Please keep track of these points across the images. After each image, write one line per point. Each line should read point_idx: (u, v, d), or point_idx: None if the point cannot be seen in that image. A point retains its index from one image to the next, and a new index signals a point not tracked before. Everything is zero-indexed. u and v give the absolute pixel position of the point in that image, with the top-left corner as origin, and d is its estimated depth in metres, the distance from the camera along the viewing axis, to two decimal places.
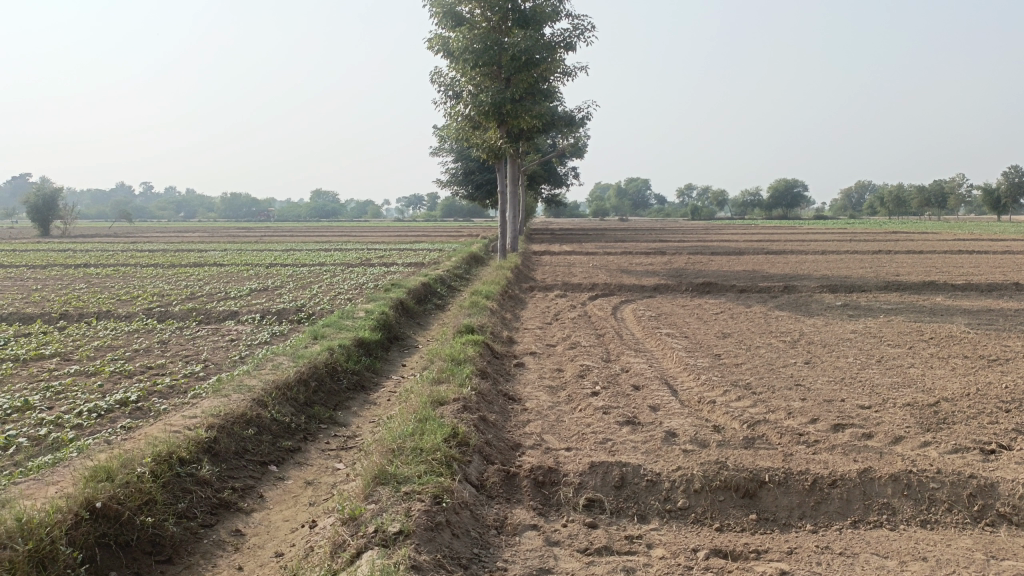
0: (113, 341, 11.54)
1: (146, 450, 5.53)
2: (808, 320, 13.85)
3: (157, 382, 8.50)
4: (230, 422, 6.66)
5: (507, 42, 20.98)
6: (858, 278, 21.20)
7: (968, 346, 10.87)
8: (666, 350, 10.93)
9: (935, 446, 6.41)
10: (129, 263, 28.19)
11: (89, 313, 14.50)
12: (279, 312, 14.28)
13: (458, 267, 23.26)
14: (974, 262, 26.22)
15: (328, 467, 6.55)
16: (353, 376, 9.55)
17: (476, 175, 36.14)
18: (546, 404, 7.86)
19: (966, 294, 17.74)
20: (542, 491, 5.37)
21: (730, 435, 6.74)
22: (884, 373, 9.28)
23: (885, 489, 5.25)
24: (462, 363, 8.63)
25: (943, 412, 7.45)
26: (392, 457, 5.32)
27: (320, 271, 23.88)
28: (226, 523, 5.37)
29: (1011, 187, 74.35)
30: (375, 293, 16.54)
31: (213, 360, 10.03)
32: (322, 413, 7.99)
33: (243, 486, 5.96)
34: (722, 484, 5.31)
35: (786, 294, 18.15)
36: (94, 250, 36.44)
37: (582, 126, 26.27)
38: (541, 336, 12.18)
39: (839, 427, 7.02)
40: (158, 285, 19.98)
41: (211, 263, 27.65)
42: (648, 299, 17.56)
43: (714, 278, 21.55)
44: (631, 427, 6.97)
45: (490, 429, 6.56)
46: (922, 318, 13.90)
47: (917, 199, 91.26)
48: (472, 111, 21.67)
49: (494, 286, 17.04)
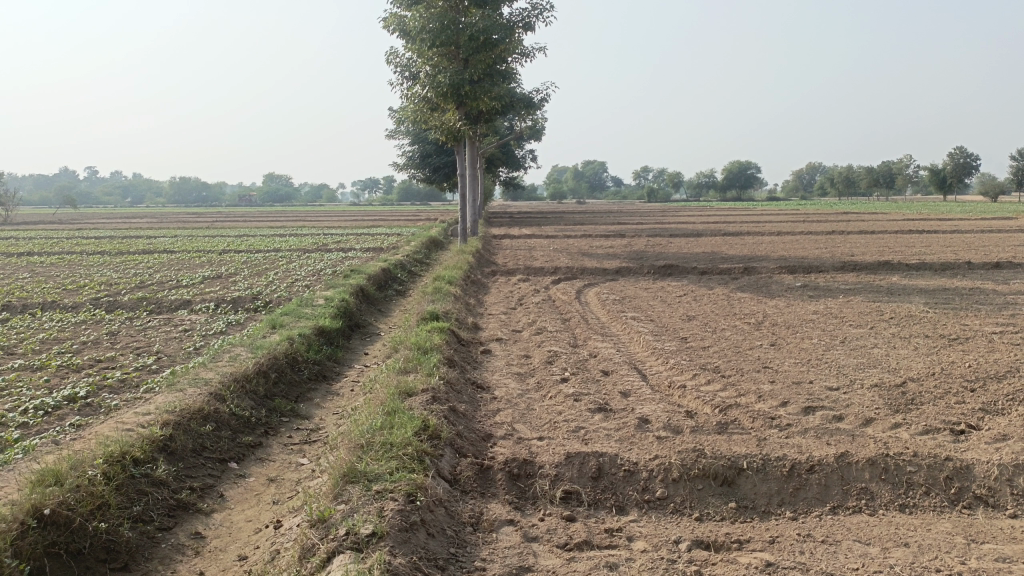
0: (59, 333, 11.01)
1: (98, 451, 5.20)
2: (770, 302, 13.92)
3: (107, 376, 8.10)
4: (187, 418, 6.34)
5: (465, 22, 20.59)
6: (815, 259, 21.46)
7: (928, 326, 11.01)
8: (632, 334, 10.84)
9: (906, 427, 6.43)
10: (74, 250, 27.14)
11: (32, 304, 13.86)
12: (235, 301, 13.83)
13: (417, 252, 22.93)
14: (926, 242, 26.75)
15: (291, 463, 6.29)
16: (314, 365, 9.26)
17: (434, 159, 35.64)
18: (516, 392, 7.70)
19: (921, 273, 18.04)
20: (517, 484, 5.21)
21: (703, 421, 6.66)
22: (849, 354, 9.32)
23: (863, 474, 5.22)
24: (428, 352, 8.40)
25: (910, 393, 7.48)
26: (361, 453, 5.08)
27: (275, 258, 23.29)
28: (186, 526, 5.08)
29: (956, 168, 76.31)
30: (333, 279, 16.14)
31: (166, 352, 9.61)
32: (283, 405, 7.70)
33: (202, 485, 5.67)
34: (701, 472, 5.21)
35: (746, 276, 18.27)
36: (37, 238, 35.14)
37: (539, 109, 26.03)
38: (506, 321, 12.02)
39: (810, 409, 7.00)
40: (106, 273, 19.25)
41: (161, 250, 26.78)
42: (611, 281, 17.51)
43: (675, 260, 21.61)
44: (604, 414, 6.86)
45: (460, 420, 6.37)
46: (880, 298, 14.09)
47: (866, 181, 93.24)
48: (430, 93, 21.24)
49: (455, 271, 16.79)
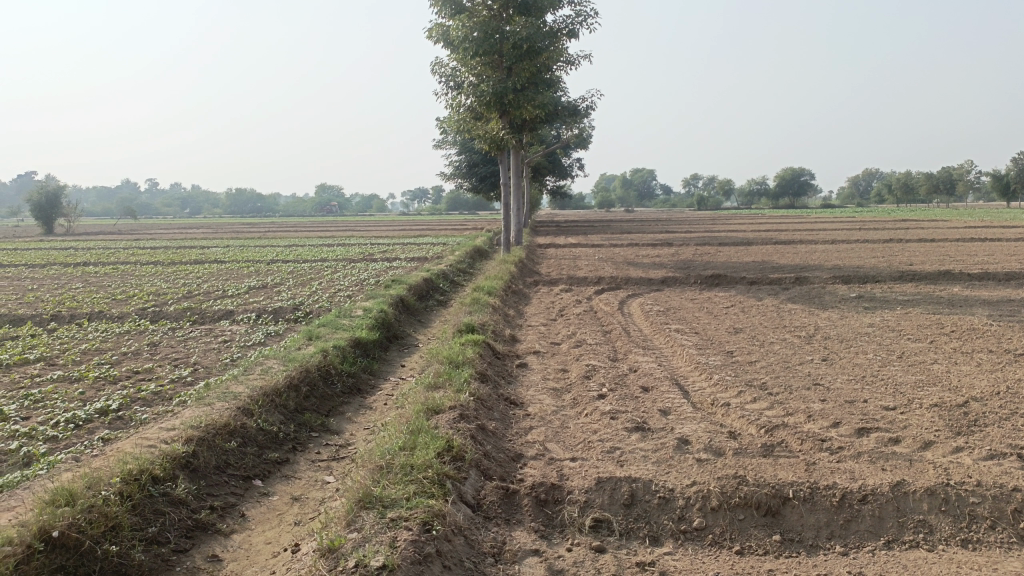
0: (102, 343, 11.12)
1: (116, 469, 5.10)
2: (822, 314, 13.35)
3: (142, 389, 8.09)
4: (212, 433, 6.23)
5: (508, 31, 20.41)
6: (871, 268, 20.67)
7: (993, 340, 10.37)
8: (675, 347, 10.44)
9: (968, 452, 5.96)
10: (129, 261, 27.81)
11: (81, 314, 14.12)
12: (276, 311, 13.85)
13: (461, 261, 22.86)
14: (988, 250, 25.65)
15: (316, 481, 6.12)
16: (348, 378, 9.12)
17: (479, 168, 35.60)
18: (550, 408, 7.41)
19: (984, 284, 17.16)
20: (545, 510, 4.92)
21: (748, 442, 6.28)
22: (907, 370, 8.78)
23: (921, 505, 4.79)
24: (461, 366, 8.17)
25: (973, 414, 6.96)
26: (380, 476, 4.87)
27: (321, 268, 23.45)
28: (203, 548, 4.94)
29: (1020, 173, 73.37)
30: (375, 290, 16.08)
31: (203, 363, 9.60)
32: (313, 420, 7.57)
33: (223, 504, 5.54)
34: (743, 501, 4.84)
35: (798, 286, 17.65)
36: (95, 248, 36.16)
37: (585, 116, 25.74)
38: (545, 333, 11.73)
39: (863, 431, 6.55)
40: (156, 284, 19.60)
41: (212, 260, 27.21)
42: (656, 292, 17.08)
43: (723, 270, 21.04)
44: (641, 434, 6.52)
45: (489, 439, 6.11)
46: (940, 309, 13.41)
47: (925, 187, 90.35)
48: (473, 102, 21.15)
49: (497, 281, 16.58)
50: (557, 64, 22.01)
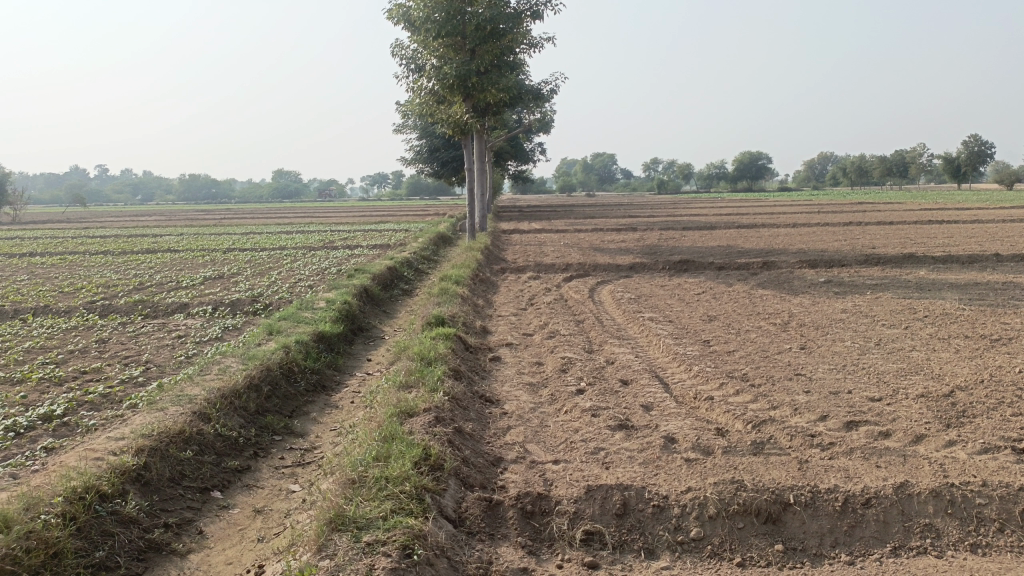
0: (47, 341, 10.44)
1: (59, 487, 4.63)
2: (794, 299, 13.22)
3: (89, 390, 7.53)
4: (165, 442, 5.74)
5: (471, 12, 19.86)
6: (835, 252, 20.72)
7: (967, 326, 10.29)
8: (651, 337, 10.15)
9: (961, 446, 5.78)
10: (78, 250, 26.70)
11: (25, 308, 13.34)
12: (234, 303, 13.25)
13: (425, 249, 22.39)
14: (947, 232, 25.99)
15: (281, 491, 5.69)
16: (312, 376, 8.66)
17: (441, 153, 35.01)
18: (528, 405, 7.06)
19: (948, 267, 17.25)
20: (531, 523, 4.58)
21: (736, 440, 6.02)
22: (887, 358, 8.62)
23: (926, 508, 4.55)
24: (433, 363, 7.77)
25: (961, 405, 6.79)
26: (352, 492, 4.48)
27: (280, 256, 22.78)
28: (158, 572, 4.50)
29: (970, 156, 74.98)
30: (337, 279, 15.56)
31: (156, 361, 9.03)
32: (276, 423, 7.12)
33: (180, 520, 5.09)
34: (742, 509, 4.56)
35: (765, 271, 17.57)
36: (43, 237, 34.92)
37: (549, 100, 25.34)
38: (517, 324, 11.37)
39: (852, 425, 6.33)
40: (106, 274, 18.75)
41: (166, 249, 26.30)
42: (625, 278, 16.85)
43: (690, 255, 20.92)
44: (626, 433, 6.20)
45: (466, 443, 5.75)
46: (910, 294, 13.38)
47: (879, 170, 92.04)
48: (436, 86, 20.61)
49: (463, 269, 16.13)
50: (521, 46, 21.57)
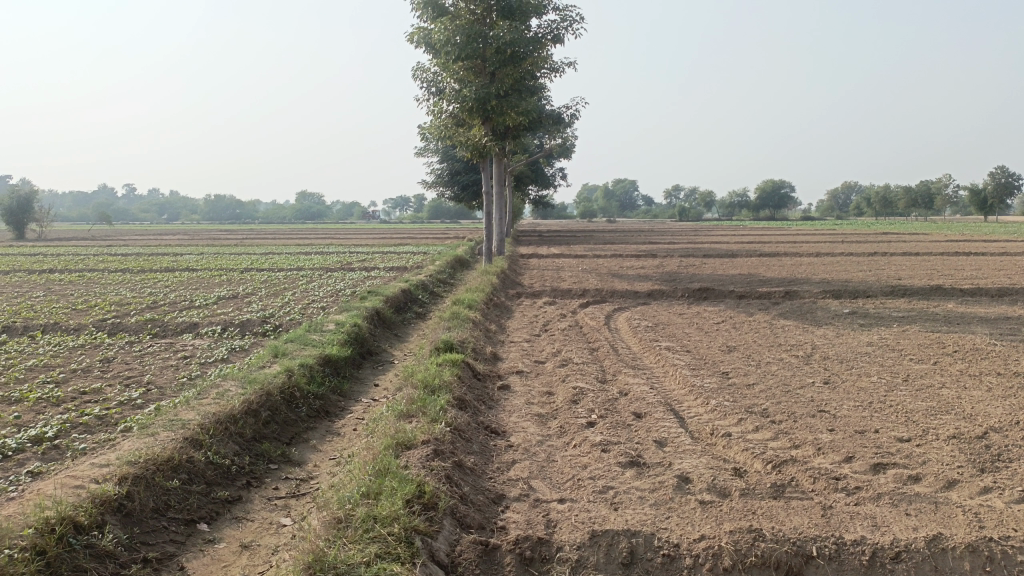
0: (51, 359, 10.28)
1: (32, 518, 4.38)
2: (817, 331, 12.78)
3: (84, 412, 7.31)
4: (152, 470, 5.48)
5: (491, 35, 19.76)
6: (860, 282, 20.23)
7: (1000, 362, 9.82)
8: (668, 368, 9.78)
9: (998, 494, 5.36)
10: (97, 268, 26.81)
11: (35, 325, 13.26)
12: (243, 324, 13.06)
13: (441, 272, 22.23)
14: (975, 264, 25.40)
15: (271, 525, 5.41)
16: (315, 401, 8.39)
17: (462, 176, 34.96)
18: (535, 438, 6.73)
19: (977, 300, 16.70)
20: (530, 571, 4.25)
21: (755, 481, 5.63)
22: (916, 395, 8.19)
23: (962, 564, 4.16)
24: (437, 391, 7.47)
25: (996, 448, 6.36)
26: (338, 534, 4.19)
27: (296, 277, 22.70)
28: None
29: (998, 188, 73.86)
30: (350, 301, 15.37)
31: (157, 382, 8.82)
32: (273, 451, 6.84)
33: (161, 555, 4.82)
34: (760, 561, 4.22)
35: (787, 301, 17.14)
36: (65, 255, 35.13)
37: (569, 125, 25.16)
38: (529, 351, 11.05)
39: (879, 467, 5.93)
40: (121, 292, 18.68)
41: (184, 268, 26.29)
42: (643, 305, 16.50)
43: (710, 283, 20.52)
44: (637, 470, 5.86)
45: (466, 479, 5.44)
46: (938, 327, 12.90)
47: (904, 200, 90.96)
48: (455, 108, 20.51)
49: (477, 293, 15.87)
50: (541, 70, 21.42)
